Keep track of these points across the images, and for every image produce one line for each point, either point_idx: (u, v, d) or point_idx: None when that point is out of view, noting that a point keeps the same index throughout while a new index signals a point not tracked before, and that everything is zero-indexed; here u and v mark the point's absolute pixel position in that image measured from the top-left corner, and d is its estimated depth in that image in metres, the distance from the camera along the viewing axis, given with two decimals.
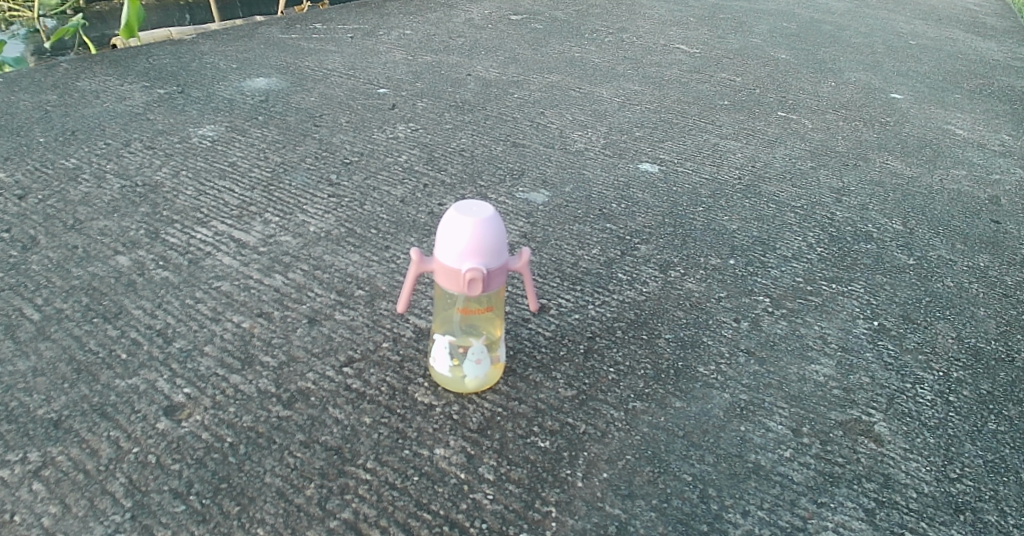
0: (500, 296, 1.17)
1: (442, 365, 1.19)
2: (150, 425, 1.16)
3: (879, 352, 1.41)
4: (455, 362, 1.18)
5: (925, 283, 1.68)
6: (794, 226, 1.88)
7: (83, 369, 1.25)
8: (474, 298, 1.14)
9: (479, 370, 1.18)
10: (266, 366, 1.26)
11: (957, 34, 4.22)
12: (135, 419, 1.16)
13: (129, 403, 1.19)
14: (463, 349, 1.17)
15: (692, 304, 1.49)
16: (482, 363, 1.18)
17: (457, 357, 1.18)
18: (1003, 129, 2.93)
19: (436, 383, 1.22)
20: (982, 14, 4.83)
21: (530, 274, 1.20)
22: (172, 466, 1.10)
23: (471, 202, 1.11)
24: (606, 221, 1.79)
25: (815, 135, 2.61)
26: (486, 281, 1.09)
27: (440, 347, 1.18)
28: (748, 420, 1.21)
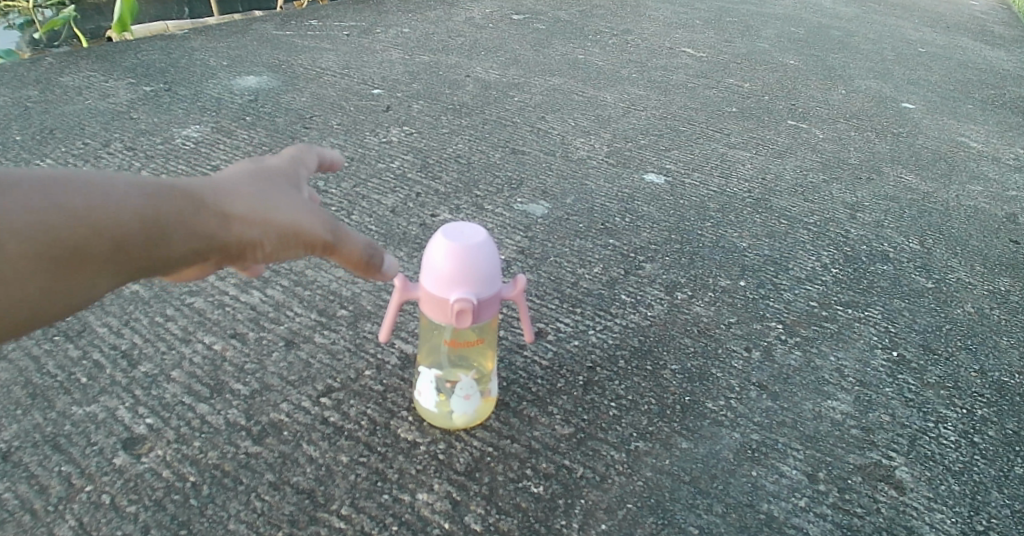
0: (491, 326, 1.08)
1: (429, 400, 1.10)
2: (107, 460, 1.06)
3: (899, 386, 1.31)
4: (442, 398, 1.09)
5: (946, 309, 1.58)
6: (806, 244, 1.78)
7: (39, 394, 1.15)
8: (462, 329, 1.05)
9: (468, 406, 1.09)
10: (236, 394, 1.16)
11: (968, 43, 4.12)
12: (92, 453, 1.06)
13: (86, 435, 1.09)
14: (451, 384, 1.08)
15: (699, 331, 1.39)
16: (472, 397, 1.09)
17: (444, 391, 1.09)
18: (1019, 143, 2.83)
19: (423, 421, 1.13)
20: (992, 23, 4.74)
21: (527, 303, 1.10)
22: (128, 508, 1.00)
23: (458, 223, 1.03)
24: (608, 235, 1.69)
25: (827, 145, 2.51)
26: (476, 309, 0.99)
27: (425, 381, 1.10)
28: (760, 464, 1.11)
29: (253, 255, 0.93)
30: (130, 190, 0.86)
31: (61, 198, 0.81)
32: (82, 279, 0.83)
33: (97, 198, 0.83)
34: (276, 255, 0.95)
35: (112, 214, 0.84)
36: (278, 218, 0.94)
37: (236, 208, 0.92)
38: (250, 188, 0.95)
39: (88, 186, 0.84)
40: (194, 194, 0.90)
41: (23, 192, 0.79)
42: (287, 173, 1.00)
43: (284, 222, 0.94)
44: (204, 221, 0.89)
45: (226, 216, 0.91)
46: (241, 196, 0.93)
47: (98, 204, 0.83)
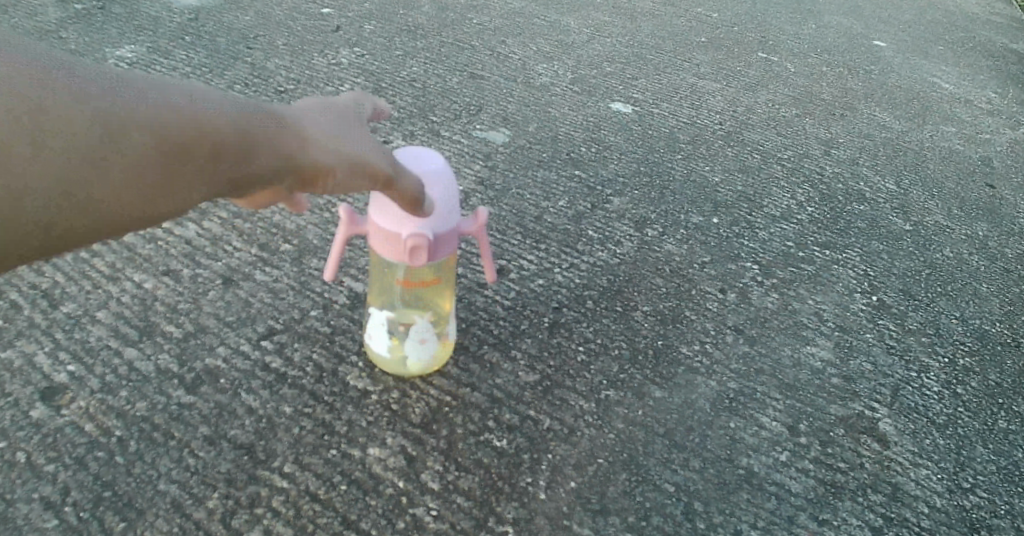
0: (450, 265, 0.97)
1: (380, 345, 1.00)
2: (21, 412, 0.93)
3: (880, 333, 1.25)
4: (394, 342, 0.99)
5: (924, 253, 1.53)
6: (781, 181, 1.70)
7: None
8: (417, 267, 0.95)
9: (424, 351, 0.99)
10: (168, 337, 1.04)
11: None
12: (4, 405, 0.94)
13: None
14: (404, 326, 0.98)
15: (672, 270, 1.30)
16: (428, 341, 0.99)
17: (396, 335, 0.99)
18: (989, 85, 2.77)
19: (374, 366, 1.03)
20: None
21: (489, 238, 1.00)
22: (44, 467, 0.88)
23: (415, 149, 0.92)
24: (574, 166, 1.59)
25: (799, 80, 2.42)
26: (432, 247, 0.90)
27: (376, 323, 1.00)
28: (739, 415, 1.04)
29: (326, 182, 0.81)
30: (203, 97, 0.76)
31: (136, 92, 0.71)
32: (151, 187, 0.72)
33: (172, 98, 0.73)
34: (347, 187, 0.83)
35: (186, 116, 0.73)
36: (351, 143, 0.82)
37: (310, 128, 0.80)
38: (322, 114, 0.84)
39: (162, 86, 0.74)
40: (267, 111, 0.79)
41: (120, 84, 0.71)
42: (357, 106, 0.88)
43: (359, 148, 0.82)
44: (278, 138, 0.78)
45: (300, 135, 0.79)
46: (314, 119, 0.82)
47: (175, 103, 0.73)
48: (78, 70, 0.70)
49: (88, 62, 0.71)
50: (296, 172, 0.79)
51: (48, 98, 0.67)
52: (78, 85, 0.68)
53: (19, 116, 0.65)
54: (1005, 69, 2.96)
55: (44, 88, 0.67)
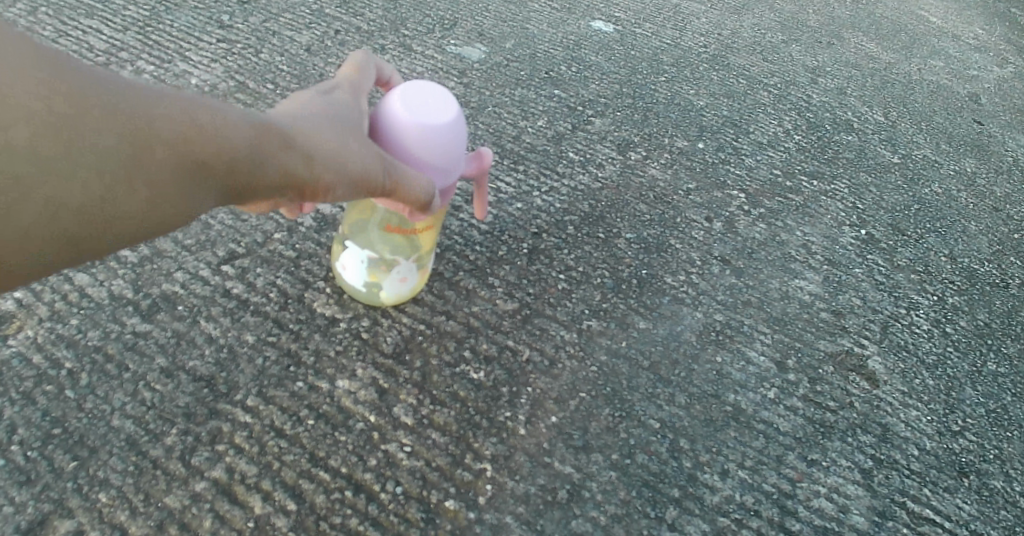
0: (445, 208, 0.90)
1: (355, 278, 0.94)
2: None
3: (869, 268, 1.21)
4: (374, 278, 0.93)
5: (913, 188, 1.50)
6: (768, 107, 1.63)
7: None
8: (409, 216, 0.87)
9: (403, 288, 0.94)
10: (121, 261, 0.96)
11: None
12: None
13: None
14: (386, 267, 0.92)
15: (656, 197, 1.24)
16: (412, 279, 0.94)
17: (376, 273, 0.92)
18: (977, 20, 2.72)
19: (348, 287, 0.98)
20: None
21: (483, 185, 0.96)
22: None
23: (425, 90, 0.85)
24: (553, 86, 1.50)
25: (786, 5, 2.32)
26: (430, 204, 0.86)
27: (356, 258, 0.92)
28: (725, 349, 1.00)
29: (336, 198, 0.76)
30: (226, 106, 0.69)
31: (162, 98, 0.63)
32: (168, 205, 0.64)
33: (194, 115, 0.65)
34: (352, 198, 0.78)
35: (214, 125, 0.66)
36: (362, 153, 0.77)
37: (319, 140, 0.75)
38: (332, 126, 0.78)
39: (185, 95, 0.65)
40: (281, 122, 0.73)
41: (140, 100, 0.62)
42: (356, 99, 0.82)
43: (372, 167, 0.77)
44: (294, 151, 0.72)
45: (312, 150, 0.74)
46: (324, 124, 0.76)
47: (197, 122, 0.65)
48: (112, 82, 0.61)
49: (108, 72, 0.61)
50: (309, 187, 0.73)
51: (74, 108, 0.58)
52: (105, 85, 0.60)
53: (38, 132, 0.56)
54: (990, 3, 2.91)
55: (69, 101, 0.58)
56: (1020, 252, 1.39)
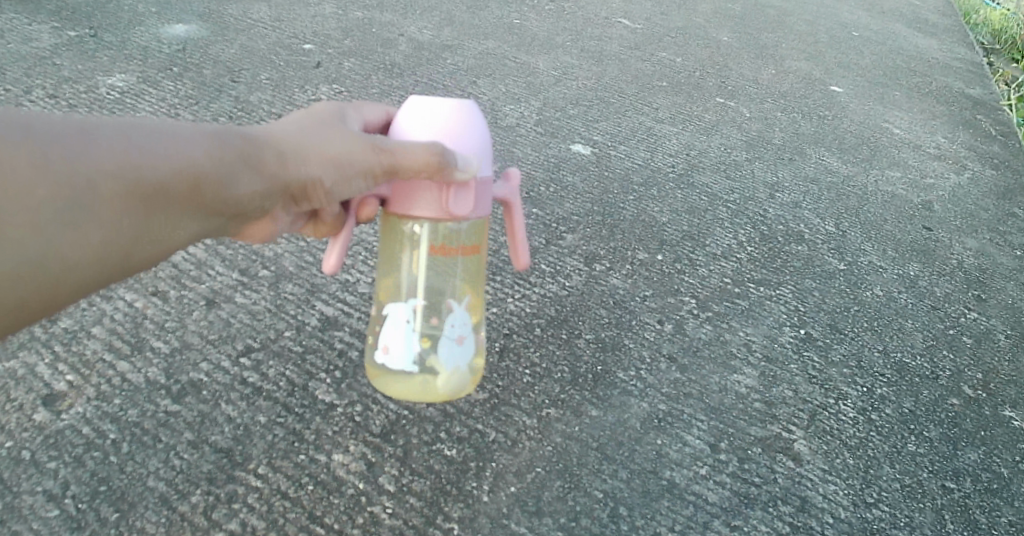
0: (484, 231, 1.00)
1: (410, 354, 1.01)
2: (26, 415, 1.04)
3: (804, 364, 1.38)
4: (428, 343, 1.01)
5: (856, 291, 1.66)
6: (725, 222, 1.81)
7: None
8: (455, 228, 0.96)
9: (460, 350, 1.02)
10: (156, 352, 1.16)
11: (891, 44, 4.32)
12: (10, 409, 1.05)
13: (4, 389, 1.07)
14: (438, 326, 1.01)
15: (615, 303, 1.43)
16: (464, 341, 1.02)
17: (429, 337, 1.01)
18: (939, 132, 2.96)
19: (393, 389, 1.03)
20: (908, 30, 4.96)
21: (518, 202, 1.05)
22: (47, 463, 0.99)
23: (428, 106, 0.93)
24: (532, 205, 1.72)
25: (753, 125, 2.56)
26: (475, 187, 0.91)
27: (404, 320, 1.01)
28: (665, 433, 1.17)
29: (320, 188, 0.88)
30: (174, 130, 0.81)
31: (112, 147, 0.77)
32: (132, 236, 0.80)
33: (150, 153, 0.79)
34: (347, 180, 0.88)
35: (158, 158, 0.79)
36: (339, 147, 0.88)
37: (291, 145, 0.87)
38: (303, 125, 0.90)
39: (139, 135, 0.79)
40: (249, 133, 0.86)
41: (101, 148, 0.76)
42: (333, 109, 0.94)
43: (346, 152, 0.87)
44: (260, 162, 0.85)
45: (283, 156, 0.87)
46: (296, 134, 0.88)
47: (155, 157, 0.79)
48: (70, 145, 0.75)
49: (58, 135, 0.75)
50: (277, 188, 0.87)
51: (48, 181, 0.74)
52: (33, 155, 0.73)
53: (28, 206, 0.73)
54: (951, 118, 3.17)
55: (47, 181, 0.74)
56: (953, 347, 1.56)
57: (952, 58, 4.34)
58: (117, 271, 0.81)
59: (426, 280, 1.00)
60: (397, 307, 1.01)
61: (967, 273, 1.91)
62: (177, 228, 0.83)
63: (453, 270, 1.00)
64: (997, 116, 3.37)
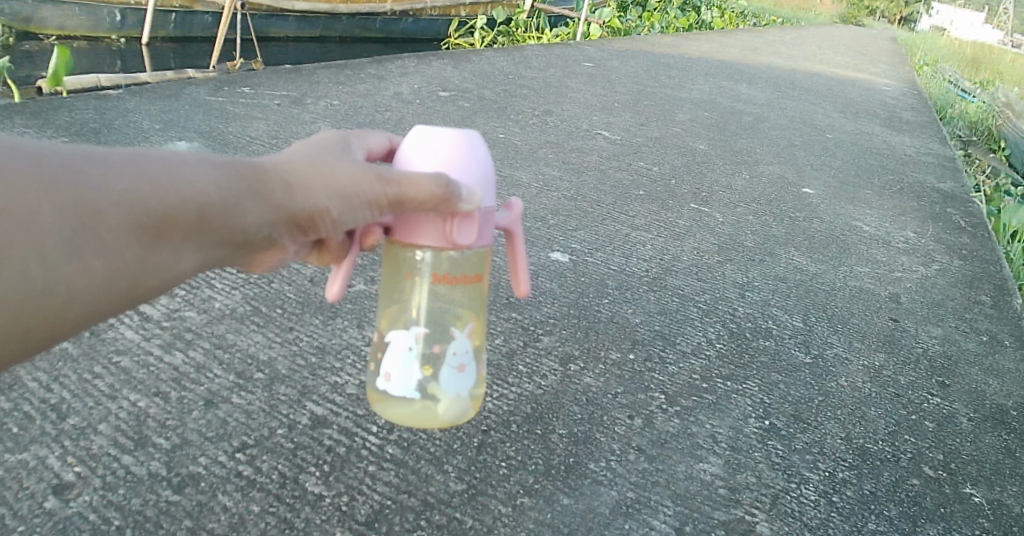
0: (485, 261, 1.10)
1: (411, 379, 1.10)
2: (36, 503, 1.12)
3: (767, 451, 1.47)
4: (429, 369, 1.10)
5: (819, 382, 1.74)
6: (695, 321, 1.93)
7: None
8: (457, 257, 1.05)
9: (459, 377, 1.11)
10: (158, 447, 1.25)
11: (863, 144, 4.54)
12: (22, 497, 1.13)
13: (17, 480, 1.16)
14: (439, 354, 1.09)
15: (588, 400, 1.53)
16: (465, 369, 1.11)
17: (429, 365, 1.10)
18: (909, 226, 3.10)
19: (394, 412, 1.13)
20: (883, 130, 5.19)
21: (521, 236, 1.16)
22: None
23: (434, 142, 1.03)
24: (512, 309, 1.83)
25: (726, 228, 2.70)
26: (479, 219, 1.02)
27: (405, 347, 1.10)
28: (633, 518, 1.25)
29: (327, 214, 0.94)
30: (184, 163, 0.86)
31: (126, 175, 0.81)
32: (141, 264, 0.82)
33: (161, 183, 0.83)
34: (354, 206, 0.95)
35: (170, 188, 0.83)
36: (344, 179, 0.95)
37: (296, 177, 0.93)
38: (309, 158, 0.97)
39: (150, 167, 0.83)
40: (255, 166, 0.92)
41: (113, 176, 0.80)
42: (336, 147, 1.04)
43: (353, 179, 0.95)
44: (266, 193, 0.91)
45: (288, 187, 0.93)
46: (302, 165, 0.95)
47: (166, 186, 0.83)
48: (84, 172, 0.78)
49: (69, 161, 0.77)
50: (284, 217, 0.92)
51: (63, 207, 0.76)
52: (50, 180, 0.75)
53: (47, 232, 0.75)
54: (922, 213, 3.32)
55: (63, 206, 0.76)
56: (915, 431, 1.63)
57: (923, 156, 4.54)
58: (119, 302, 0.83)
59: (428, 306, 1.09)
60: (400, 333, 1.10)
61: (932, 360, 1.95)
62: (182, 259, 0.86)
63: (454, 298, 1.09)
64: (968, 208, 3.51)
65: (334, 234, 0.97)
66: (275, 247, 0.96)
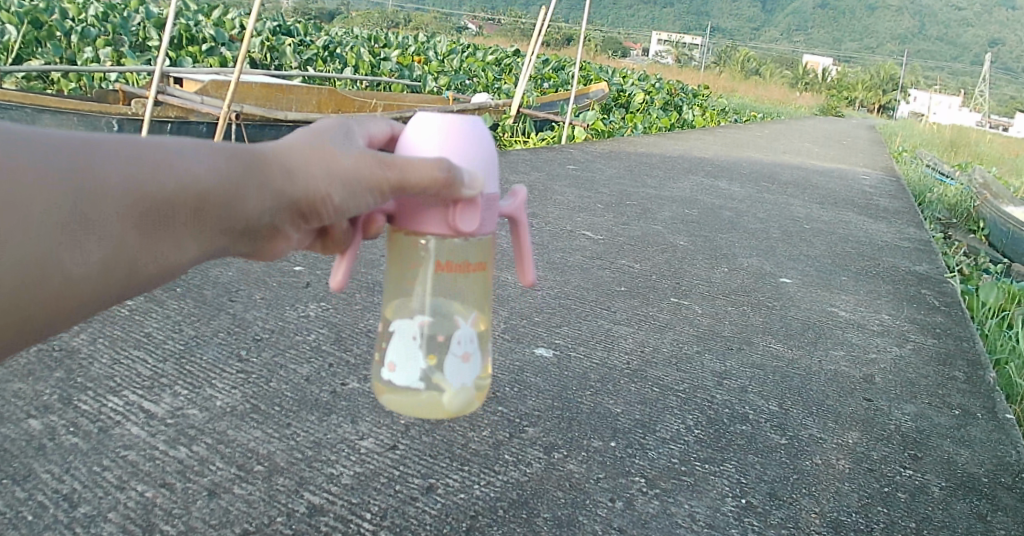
0: (488, 250, 1.14)
1: (415, 367, 1.15)
2: None
3: (744, 529, 1.54)
4: (434, 358, 1.14)
5: (795, 461, 1.82)
6: (674, 409, 2.02)
7: None
8: (462, 245, 1.10)
9: (462, 366, 1.16)
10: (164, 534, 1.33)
11: (839, 233, 4.71)
12: None
13: None
14: (443, 343, 1.14)
15: (572, 485, 1.60)
16: (468, 358, 1.16)
17: (434, 354, 1.14)
18: (883, 309, 3.22)
19: (398, 401, 1.17)
20: (860, 218, 5.38)
21: (525, 219, 1.25)
22: None
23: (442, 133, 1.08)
24: (499, 402, 1.91)
25: (705, 319, 2.82)
26: (481, 206, 1.07)
27: (410, 336, 1.14)
28: None
29: (328, 198, 0.96)
30: (181, 151, 0.88)
31: (124, 164, 0.82)
32: (140, 250, 0.84)
33: (157, 172, 0.85)
34: (356, 190, 0.97)
35: (168, 178, 0.85)
36: (343, 163, 0.96)
37: (294, 165, 0.95)
38: (309, 139, 0.98)
39: (149, 156, 0.85)
40: (256, 150, 0.94)
41: (111, 163, 0.81)
42: (338, 124, 1.04)
43: (352, 163, 0.96)
44: (266, 181, 0.93)
45: (288, 173, 0.95)
46: (302, 148, 0.96)
47: (165, 176, 0.85)
48: (80, 158, 0.79)
49: (63, 147, 0.79)
50: (282, 204, 0.95)
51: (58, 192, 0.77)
52: (46, 165, 0.77)
53: (44, 217, 0.76)
54: (898, 296, 3.45)
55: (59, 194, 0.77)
56: (887, 503, 1.70)
57: (898, 241, 4.70)
58: (120, 291, 0.84)
59: (433, 294, 1.13)
60: (404, 321, 1.15)
61: (904, 435, 2.04)
62: (182, 246, 0.88)
63: (458, 287, 1.13)
64: (942, 287, 3.65)
65: (335, 220, 0.99)
66: (278, 235, 0.98)
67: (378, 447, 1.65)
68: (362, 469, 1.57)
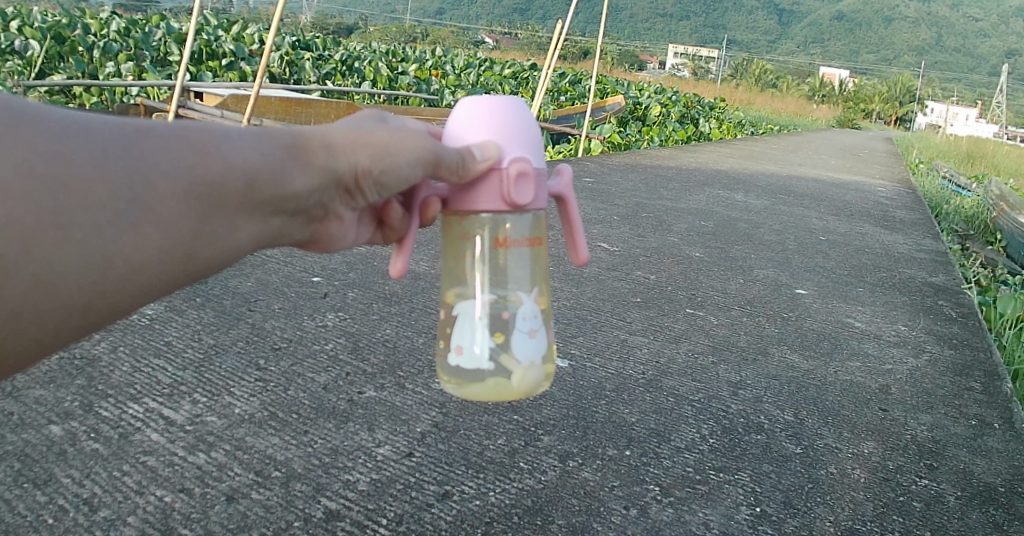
0: (541, 226, 1.16)
1: (482, 348, 1.15)
2: None
3: None
4: (502, 336, 1.15)
5: (809, 470, 1.82)
6: (689, 418, 2.02)
7: (10, 530, 1.34)
8: (513, 220, 1.12)
9: (530, 343, 1.16)
10: None
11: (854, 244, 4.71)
12: None
13: None
14: (507, 322, 1.15)
15: (586, 493, 1.61)
16: (534, 335, 1.16)
17: (500, 333, 1.15)
18: (900, 320, 3.21)
19: (467, 388, 1.16)
20: (876, 229, 5.36)
21: (573, 198, 1.26)
22: None
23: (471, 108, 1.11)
24: (514, 411, 1.92)
25: (721, 330, 2.82)
26: (533, 177, 1.10)
27: (475, 317, 1.15)
28: None
29: (370, 176, 1.01)
30: (229, 137, 0.88)
31: (176, 152, 0.83)
32: (197, 236, 0.85)
33: (209, 159, 0.85)
34: (399, 166, 1.02)
35: (216, 163, 0.86)
36: (380, 142, 1.02)
37: (336, 145, 0.99)
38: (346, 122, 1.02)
39: (199, 145, 0.85)
40: (294, 132, 0.96)
41: (163, 152, 0.82)
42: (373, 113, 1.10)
43: (394, 145, 1.02)
44: (312, 161, 0.96)
45: (328, 150, 0.98)
46: (344, 132, 1.00)
47: (214, 164, 0.86)
48: (130, 147, 0.80)
49: (112, 135, 0.79)
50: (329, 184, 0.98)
51: (111, 182, 0.78)
52: (100, 155, 0.78)
53: (102, 203, 0.77)
54: (914, 307, 3.43)
55: (111, 183, 0.78)
56: (902, 512, 1.70)
57: (916, 253, 4.68)
58: (180, 275, 0.85)
59: (492, 273, 1.14)
60: (466, 304, 1.16)
61: (920, 445, 2.03)
62: (237, 229, 0.89)
63: (515, 264, 1.14)
64: (960, 298, 3.63)
65: (375, 196, 1.04)
66: (325, 212, 1.02)
67: (394, 454, 1.67)
68: (378, 475, 1.59)
